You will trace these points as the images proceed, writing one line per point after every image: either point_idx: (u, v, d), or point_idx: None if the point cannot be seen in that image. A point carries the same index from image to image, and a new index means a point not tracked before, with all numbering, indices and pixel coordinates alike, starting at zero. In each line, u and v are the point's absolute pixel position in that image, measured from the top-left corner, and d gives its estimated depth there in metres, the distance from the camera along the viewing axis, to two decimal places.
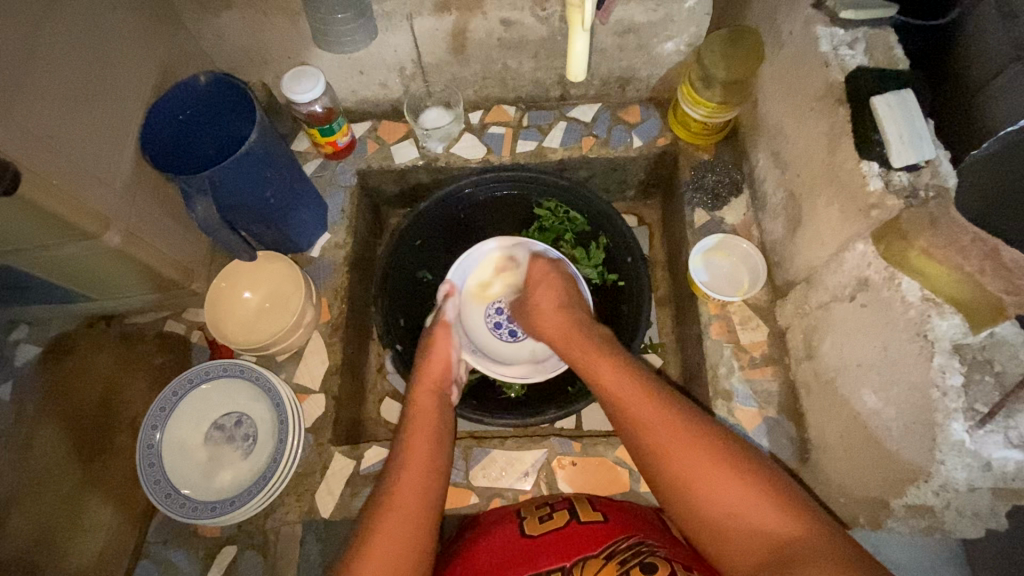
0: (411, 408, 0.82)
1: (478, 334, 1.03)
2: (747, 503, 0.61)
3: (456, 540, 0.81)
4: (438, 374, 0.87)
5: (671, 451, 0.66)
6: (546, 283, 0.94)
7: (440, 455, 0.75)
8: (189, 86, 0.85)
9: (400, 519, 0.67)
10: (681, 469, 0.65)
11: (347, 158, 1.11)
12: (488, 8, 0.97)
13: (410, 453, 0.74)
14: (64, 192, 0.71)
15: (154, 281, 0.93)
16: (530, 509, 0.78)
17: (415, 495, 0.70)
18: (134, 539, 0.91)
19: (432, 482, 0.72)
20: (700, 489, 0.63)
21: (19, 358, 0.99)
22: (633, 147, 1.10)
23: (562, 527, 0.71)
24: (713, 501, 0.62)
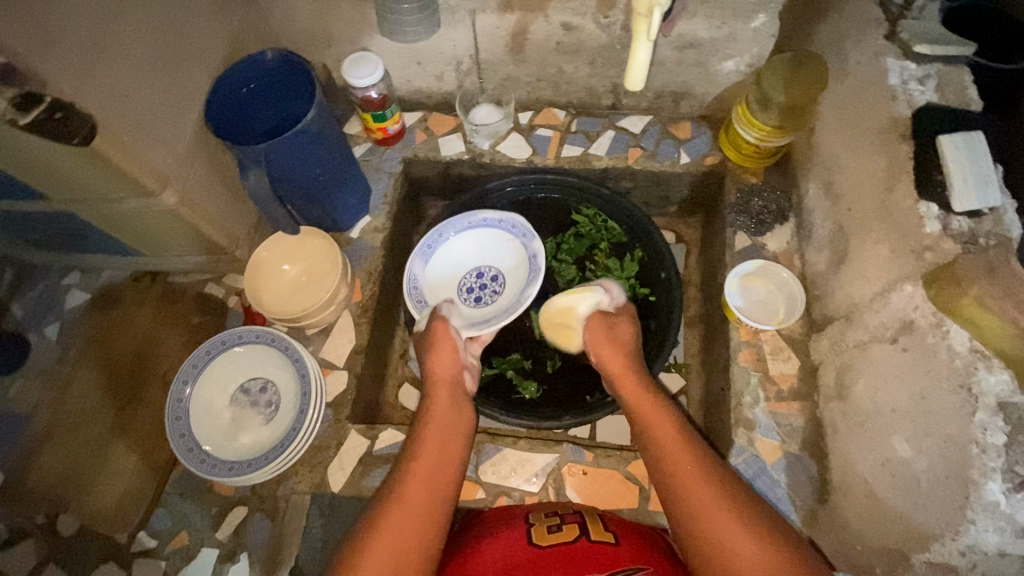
0: (429, 403, 0.83)
1: (484, 313, 1.02)
2: (757, 555, 0.62)
3: (462, 536, 0.81)
4: (450, 369, 0.87)
5: (702, 503, 0.67)
6: (625, 321, 0.91)
7: (454, 453, 0.77)
8: (256, 61, 0.88)
9: (412, 514, 0.69)
10: (705, 514, 0.67)
11: (395, 145, 1.14)
12: (550, 11, 0.97)
13: (423, 449, 0.76)
14: (132, 150, 0.75)
15: (202, 245, 0.97)
16: (539, 515, 0.78)
17: (427, 494, 0.72)
18: (155, 488, 0.94)
19: (445, 478, 0.74)
20: (713, 531, 0.65)
21: (67, 302, 1.06)
22: (680, 162, 1.09)
23: (571, 539, 0.71)
24: (720, 542, 0.64)
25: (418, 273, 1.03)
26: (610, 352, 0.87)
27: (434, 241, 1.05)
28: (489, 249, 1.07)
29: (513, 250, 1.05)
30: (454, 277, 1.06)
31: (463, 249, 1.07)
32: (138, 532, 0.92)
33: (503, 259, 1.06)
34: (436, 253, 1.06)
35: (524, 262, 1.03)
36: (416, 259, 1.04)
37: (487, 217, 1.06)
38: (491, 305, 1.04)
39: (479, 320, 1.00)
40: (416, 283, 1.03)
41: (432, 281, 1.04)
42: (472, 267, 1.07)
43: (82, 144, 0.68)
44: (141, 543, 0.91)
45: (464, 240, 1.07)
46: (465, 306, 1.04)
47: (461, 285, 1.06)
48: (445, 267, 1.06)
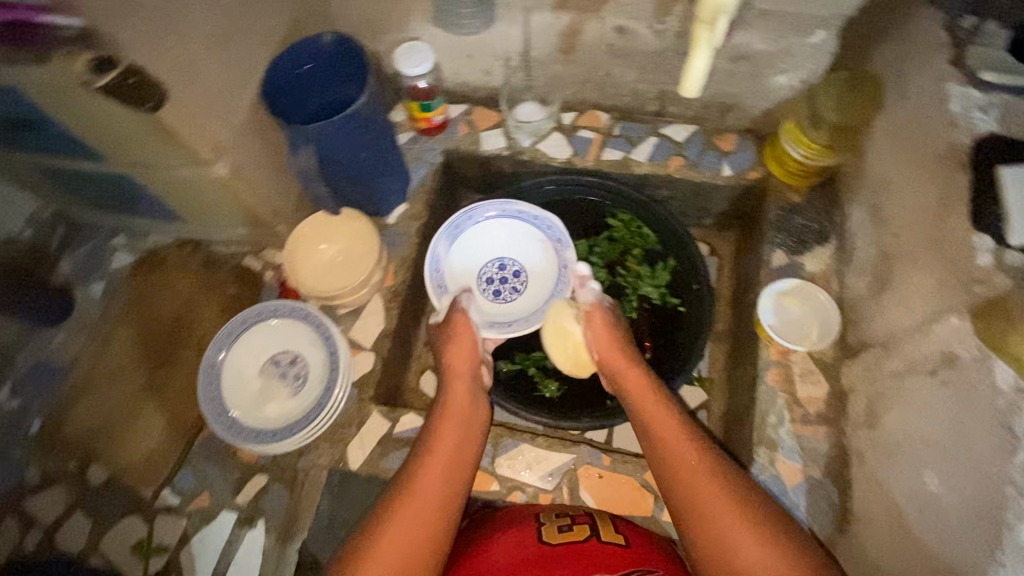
0: (446, 393, 0.85)
1: (501, 309, 1.05)
2: (770, 564, 0.63)
3: (471, 531, 0.81)
4: (466, 360, 0.88)
5: (714, 512, 0.68)
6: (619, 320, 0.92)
7: (469, 445, 0.79)
8: (313, 44, 0.89)
9: (425, 506, 0.70)
10: (718, 523, 0.67)
11: (438, 136, 1.15)
12: (605, 13, 0.97)
13: (438, 440, 0.78)
14: (192, 120, 0.77)
15: (245, 218, 0.99)
16: (549, 514, 0.78)
17: (441, 484, 0.73)
18: (181, 448, 0.98)
19: (459, 469, 0.76)
20: (727, 540, 0.66)
21: (112, 263, 1.09)
22: (722, 174, 1.08)
23: (580, 540, 0.72)
24: (733, 550, 0.65)
25: (441, 254, 1.04)
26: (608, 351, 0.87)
27: (462, 222, 1.06)
28: (517, 243, 1.08)
29: (541, 249, 1.07)
30: (476, 264, 1.07)
31: (488, 235, 1.08)
32: (161, 489, 0.96)
33: (529, 256, 1.08)
34: (462, 236, 1.07)
35: (551, 267, 1.05)
36: (442, 241, 1.04)
37: (523, 211, 1.06)
38: (510, 301, 1.06)
39: (496, 317, 1.04)
40: (438, 263, 1.04)
41: (454, 266, 1.05)
42: (496, 258, 1.08)
43: (151, 110, 0.71)
44: (164, 500, 0.95)
45: (494, 227, 1.07)
46: (483, 298, 1.05)
47: (482, 273, 1.07)
48: (469, 252, 1.07)
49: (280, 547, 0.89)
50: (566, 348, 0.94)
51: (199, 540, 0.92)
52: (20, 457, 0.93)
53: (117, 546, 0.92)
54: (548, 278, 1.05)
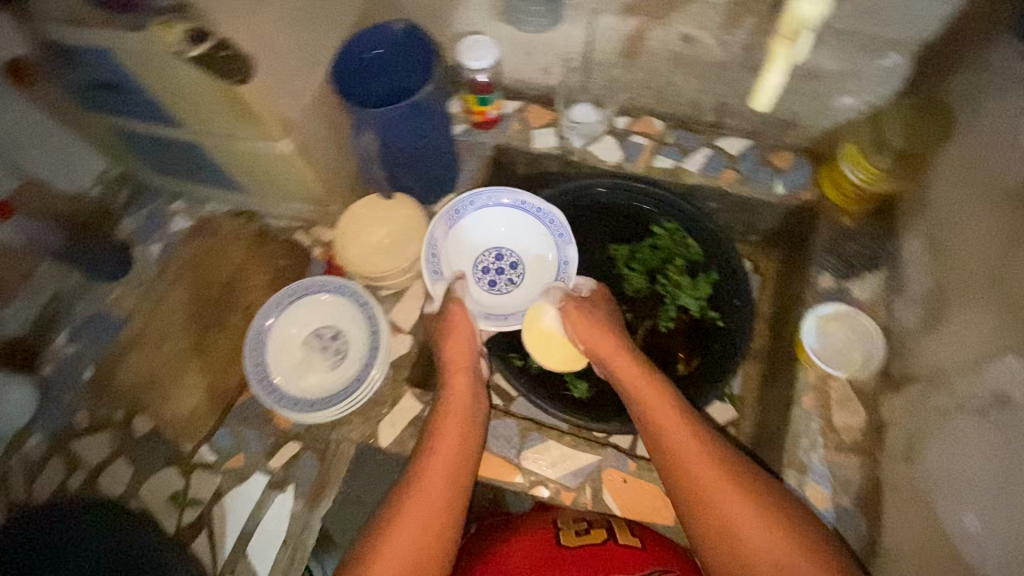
0: (447, 387, 0.88)
1: (493, 300, 1.05)
2: (770, 542, 0.69)
3: (486, 537, 0.84)
4: (464, 352, 0.91)
5: (715, 497, 0.73)
6: (602, 302, 0.99)
7: (469, 441, 0.83)
8: (385, 31, 0.91)
9: (428, 506, 0.75)
10: (720, 509, 0.72)
11: (491, 130, 1.16)
12: (671, 21, 0.96)
13: (440, 436, 0.81)
14: (269, 96, 0.80)
15: (302, 193, 1.03)
16: (567, 519, 0.81)
17: (444, 480, 0.77)
18: (225, 406, 1.02)
19: (461, 466, 0.79)
20: (728, 522, 0.71)
21: (171, 227, 1.14)
22: (775, 192, 1.07)
23: (597, 544, 0.75)
24: (736, 531, 0.70)
25: (439, 239, 1.02)
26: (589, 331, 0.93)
27: (463, 208, 1.04)
28: (517, 235, 1.06)
29: (542, 243, 1.06)
30: (474, 251, 1.05)
31: (488, 223, 1.06)
32: (199, 445, 0.99)
33: (527, 250, 1.06)
34: (461, 221, 1.05)
35: (549, 264, 1.05)
36: (440, 225, 1.02)
37: (527, 201, 1.04)
38: (504, 294, 1.06)
39: (490, 308, 1.04)
40: (435, 248, 1.02)
41: (451, 251, 1.04)
42: (494, 247, 1.06)
43: (238, 83, 0.75)
44: (201, 456, 0.98)
45: (495, 214, 1.05)
46: (476, 286, 1.05)
47: (479, 262, 1.06)
48: (467, 238, 1.05)
49: (307, 512, 0.92)
50: (552, 348, 1.00)
51: (230, 498, 0.95)
52: (70, 404, 1.01)
53: (153, 496, 0.96)
54: (544, 275, 1.06)
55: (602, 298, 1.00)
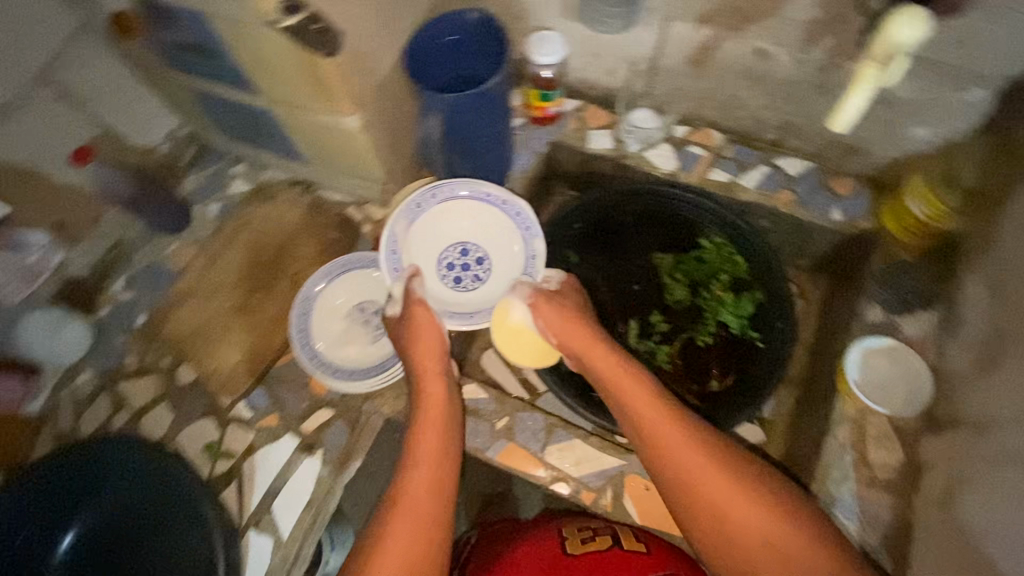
0: (421, 392, 0.89)
1: (456, 297, 1.04)
2: (768, 546, 0.71)
3: (494, 546, 0.90)
4: (434, 356, 0.91)
5: (715, 506, 0.74)
6: (572, 294, 0.97)
7: (449, 446, 0.84)
8: (460, 19, 0.92)
9: (416, 511, 0.76)
10: (722, 515, 0.74)
11: (549, 126, 1.17)
12: (746, 34, 0.95)
13: (421, 444, 0.83)
14: (345, 72, 0.83)
15: (360, 170, 1.06)
16: (572, 528, 0.86)
17: (428, 486, 0.79)
18: (266, 362, 1.04)
19: (444, 472, 0.81)
20: (728, 528, 0.73)
21: (230, 188, 1.18)
22: (831, 218, 1.05)
23: (602, 555, 0.80)
24: (736, 537, 0.73)
25: (399, 234, 1.01)
26: (559, 326, 0.92)
27: (426, 201, 1.03)
28: (480, 229, 1.05)
29: (507, 238, 1.05)
30: (437, 248, 1.04)
31: (451, 218, 1.05)
32: (238, 400, 1.02)
33: (490, 244, 1.05)
34: (424, 215, 1.03)
35: (513, 258, 1.04)
36: (400, 220, 1.01)
37: (490, 194, 1.04)
38: (469, 290, 1.05)
39: (453, 304, 1.03)
40: (398, 241, 1.01)
41: (413, 246, 1.02)
42: (459, 242, 1.05)
43: (324, 57, 0.78)
44: (237, 412, 1.01)
45: (460, 208, 1.05)
46: (440, 283, 1.04)
47: (442, 257, 1.04)
48: (429, 233, 1.04)
49: (333, 477, 0.96)
50: (524, 344, 0.98)
51: (261, 455, 0.98)
52: (125, 346, 1.07)
53: (190, 443, 1.00)
54: (507, 269, 1.04)
55: (573, 290, 0.99)
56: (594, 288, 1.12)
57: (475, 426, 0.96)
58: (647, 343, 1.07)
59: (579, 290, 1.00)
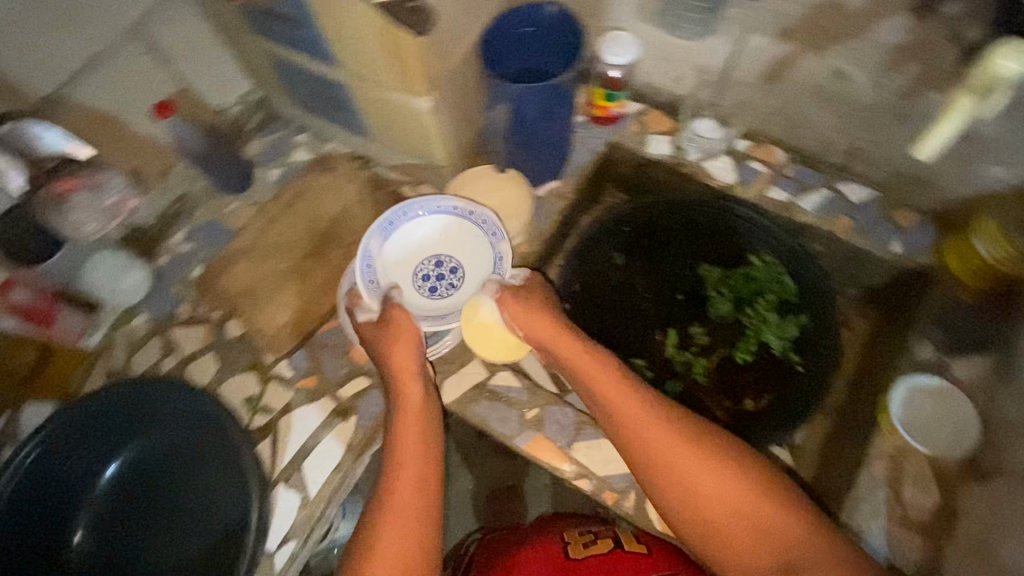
0: (399, 395, 0.90)
1: (433, 306, 1.03)
2: (751, 535, 0.75)
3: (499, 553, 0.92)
4: (410, 358, 0.91)
5: (701, 499, 0.77)
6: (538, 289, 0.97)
7: (431, 447, 0.86)
8: (538, 12, 0.93)
9: (404, 511, 0.79)
10: (708, 510, 0.77)
11: (608, 127, 1.16)
12: (828, 53, 0.94)
13: (402, 448, 0.85)
14: (426, 54, 0.85)
15: (421, 150, 1.08)
16: (574, 533, 0.88)
17: (414, 485, 0.82)
18: (313, 326, 1.08)
19: (428, 474, 0.83)
20: (713, 521, 0.77)
21: (292, 155, 1.22)
22: (890, 249, 1.02)
23: (605, 556, 0.82)
24: (722, 529, 0.77)
25: (374, 250, 1.01)
26: (527, 322, 0.93)
27: (397, 219, 1.03)
28: (452, 238, 1.04)
29: (479, 245, 1.04)
30: (410, 261, 1.03)
31: (424, 232, 1.04)
32: (281, 358, 1.06)
33: (464, 252, 1.04)
34: (396, 231, 1.03)
35: (485, 264, 1.03)
36: (373, 237, 1.01)
37: (459, 204, 1.03)
38: (444, 297, 1.04)
39: (431, 313, 1.02)
40: (373, 259, 1.01)
41: (388, 260, 1.02)
42: (431, 253, 1.04)
43: (412, 37, 0.80)
44: (279, 369, 1.05)
45: (429, 223, 1.03)
46: (415, 293, 1.03)
47: (416, 270, 1.03)
48: (404, 247, 1.03)
49: (365, 442, 1.00)
50: (492, 339, 1.00)
51: (297, 414, 1.02)
52: (179, 295, 1.11)
53: (231, 395, 1.04)
54: (480, 275, 1.03)
55: (538, 285, 0.98)
56: (634, 293, 1.11)
57: (505, 413, 0.98)
58: (686, 355, 1.07)
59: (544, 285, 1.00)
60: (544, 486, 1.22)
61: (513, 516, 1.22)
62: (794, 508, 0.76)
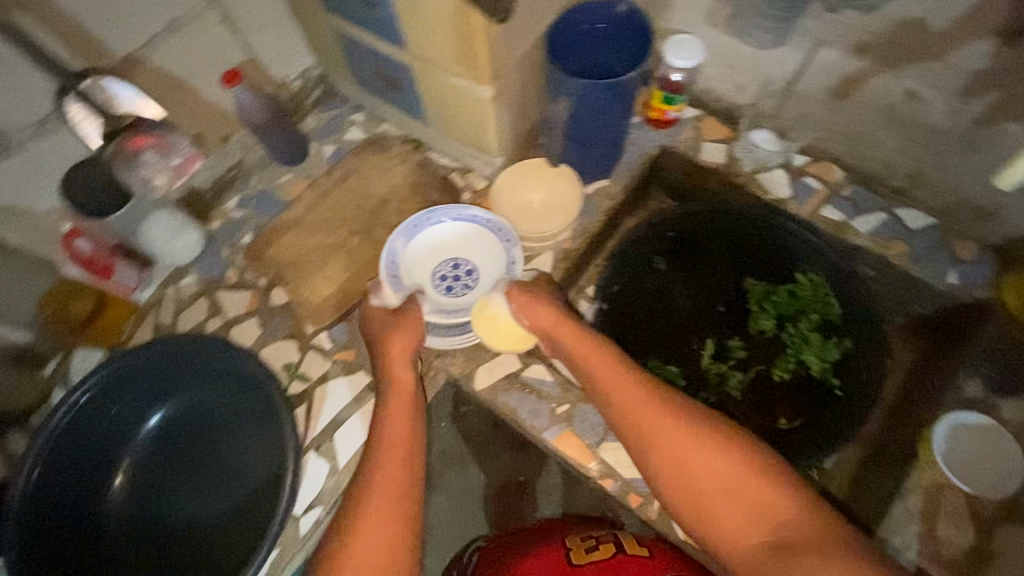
0: (393, 377, 0.92)
1: (452, 307, 1.04)
2: (745, 519, 0.72)
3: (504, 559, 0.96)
4: (406, 345, 0.94)
5: (692, 484, 0.76)
6: (540, 286, 1.00)
7: (415, 431, 0.89)
8: (609, 10, 0.94)
9: (382, 498, 0.81)
10: (699, 494, 0.75)
11: (663, 130, 1.14)
12: (902, 74, 0.95)
13: (388, 431, 0.88)
14: (495, 42, 0.86)
15: (475, 138, 1.09)
16: (576, 539, 0.92)
17: (399, 468, 0.85)
18: (354, 302, 1.10)
19: (406, 463, 0.86)
20: (704, 507, 0.75)
21: (347, 133, 1.24)
22: (947, 280, 0.99)
23: (608, 560, 0.86)
24: (713, 515, 0.74)
25: (398, 251, 1.03)
26: (533, 317, 0.95)
27: (420, 222, 1.05)
28: (470, 243, 1.05)
29: (496, 249, 1.05)
30: (430, 263, 1.04)
31: (444, 236, 1.05)
32: (321, 330, 1.09)
33: (482, 256, 1.05)
34: (419, 234, 1.05)
35: (503, 267, 1.04)
36: (396, 240, 1.03)
37: (479, 211, 1.05)
38: (461, 299, 1.04)
39: (450, 312, 1.03)
40: (395, 259, 1.03)
41: (409, 262, 1.04)
42: (451, 256, 1.05)
43: (487, 25, 0.81)
44: (318, 341, 1.08)
45: (451, 229, 1.05)
46: (434, 294, 1.04)
47: (436, 271, 1.04)
48: (424, 250, 1.05)
49: None
50: (502, 331, 1.01)
51: (333, 385, 1.05)
52: (229, 261, 1.15)
53: (271, 360, 1.07)
54: (496, 277, 1.04)
55: (542, 282, 1.01)
56: (673, 299, 1.11)
57: (535, 406, 0.99)
58: (721, 366, 1.07)
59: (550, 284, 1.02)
60: (562, 482, 1.23)
61: (529, 509, 1.23)
62: (790, 490, 0.73)
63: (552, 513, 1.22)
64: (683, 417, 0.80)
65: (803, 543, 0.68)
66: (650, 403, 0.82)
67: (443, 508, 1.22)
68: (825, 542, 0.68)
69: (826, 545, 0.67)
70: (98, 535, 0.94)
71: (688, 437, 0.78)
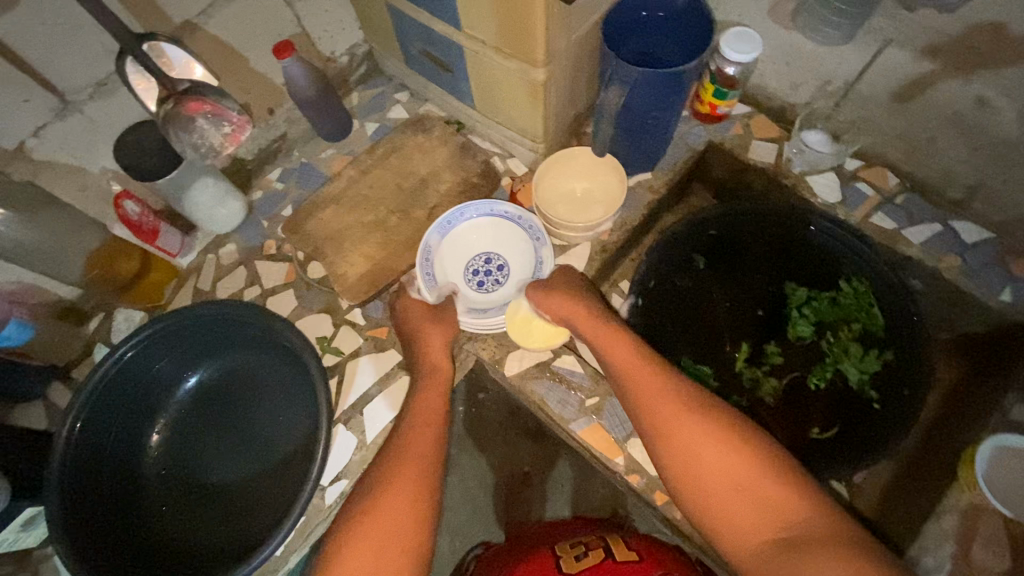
0: (424, 362, 0.94)
1: (486, 301, 1.06)
2: (753, 516, 0.70)
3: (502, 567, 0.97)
4: (442, 337, 0.97)
5: (700, 480, 0.74)
6: (564, 279, 1.00)
7: (439, 414, 0.89)
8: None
9: (405, 475, 0.80)
10: (707, 491, 0.74)
11: (711, 125, 1.12)
12: (972, 78, 0.88)
13: (419, 413, 0.89)
14: (552, 25, 0.84)
15: (520, 123, 1.08)
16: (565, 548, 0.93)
17: (427, 446, 0.85)
18: (389, 280, 1.10)
19: (431, 446, 0.85)
20: (712, 505, 0.73)
21: (391, 112, 1.25)
22: (999, 297, 0.96)
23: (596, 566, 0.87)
24: (721, 512, 0.72)
25: (432, 247, 1.04)
26: (550, 307, 0.96)
27: (454, 218, 1.05)
28: (503, 239, 1.07)
29: (527, 245, 1.07)
30: (465, 258, 1.06)
31: (477, 232, 1.07)
32: (354, 306, 1.10)
33: (514, 252, 1.07)
34: (453, 230, 1.06)
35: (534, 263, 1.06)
36: (431, 236, 1.04)
37: (512, 207, 1.05)
38: (494, 294, 1.06)
39: (484, 306, 1.05)
40: (429, 256, 1.04)
41: (444, 256, 1.05)
42: (484, 251, 1.07)
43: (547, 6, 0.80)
44: (352, 316, 1.10)
45: (483, 226, 1.06)
46: (468, 288, 1.06)
47: (469, 266, 1.06)
48: (458, 245, 1.06)
49: None
50: (532, 331, 1.01)
51: (365, 361, 1.06)
52: (267, 232, 1.17)
53: (307, 331, 1.09)
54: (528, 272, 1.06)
55: (565, 275, 1.01)
56: (709, 301, 1.10)
57: (564, 396, 0.99)
58: (756, 371, 1.07)
59: (573, 274, 1.02)
60: (580, 475, 1.23)
61: (545, 500, 1.23)
62: (799, 488, 0.71)
63: (568, 504, 1.22)
64: (697, 411, 0.79)
65: (810, 539, 0.66)
66: (666, 397, 0.80)
67: (459, 491, 1.23)
68: (835, 540, 0.65)
69: (834, 542, 0.64)
70: (135, 488, 0.97)
71: (698, 432, 0.76)
